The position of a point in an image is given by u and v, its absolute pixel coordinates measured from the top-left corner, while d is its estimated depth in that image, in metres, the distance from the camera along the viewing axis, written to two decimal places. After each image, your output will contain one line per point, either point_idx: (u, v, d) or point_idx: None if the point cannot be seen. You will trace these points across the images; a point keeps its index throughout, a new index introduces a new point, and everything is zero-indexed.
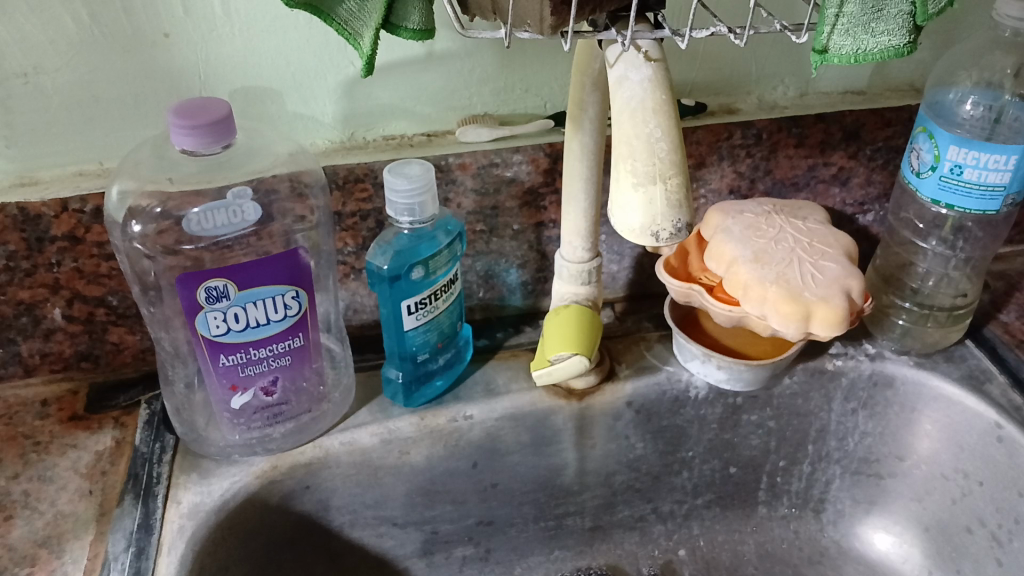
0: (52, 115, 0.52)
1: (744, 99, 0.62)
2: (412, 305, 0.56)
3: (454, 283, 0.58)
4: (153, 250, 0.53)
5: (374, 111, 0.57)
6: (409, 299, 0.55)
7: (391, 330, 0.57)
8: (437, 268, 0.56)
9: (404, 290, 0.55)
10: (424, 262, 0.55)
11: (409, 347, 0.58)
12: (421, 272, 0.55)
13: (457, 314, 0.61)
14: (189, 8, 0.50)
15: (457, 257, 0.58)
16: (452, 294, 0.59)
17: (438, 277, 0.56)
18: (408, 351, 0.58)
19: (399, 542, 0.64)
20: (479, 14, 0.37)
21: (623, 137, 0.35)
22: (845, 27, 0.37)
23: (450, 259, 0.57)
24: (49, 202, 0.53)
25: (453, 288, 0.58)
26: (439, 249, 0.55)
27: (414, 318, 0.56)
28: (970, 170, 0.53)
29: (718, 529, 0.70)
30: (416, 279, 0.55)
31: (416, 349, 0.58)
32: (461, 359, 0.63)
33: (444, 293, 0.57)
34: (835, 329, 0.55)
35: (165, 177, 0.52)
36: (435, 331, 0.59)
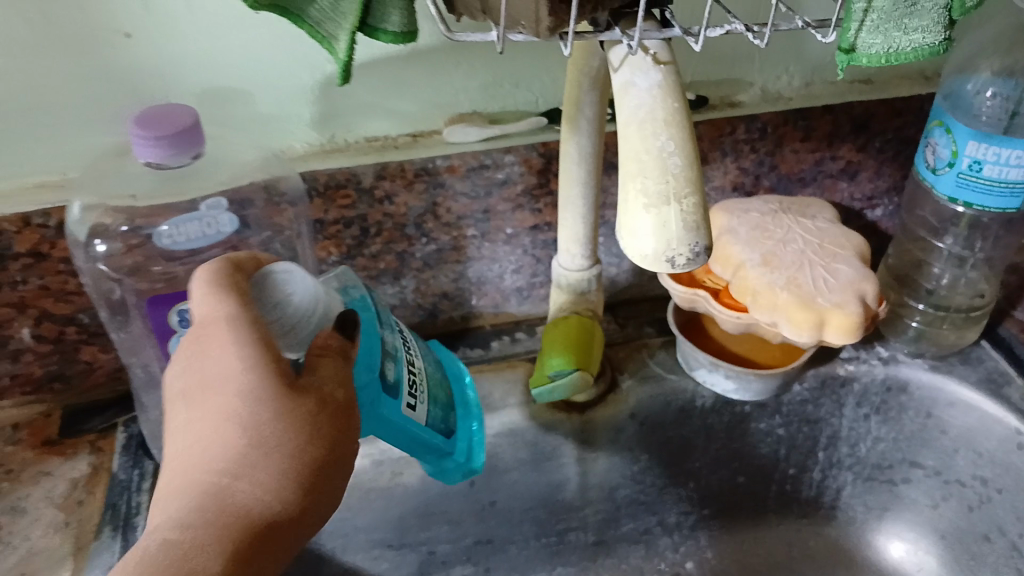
0: (7, 122, 0.48)
1: (746, 90, 0.58)
2: (412, 403, 0.46)
3: (401, 332, 0.48)
4: (118, 272, 0.52)
5: (354, 110, 0.53)
6: (405, 402, 0.46)
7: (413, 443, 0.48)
8: (390, 346, 0.46)
9: (386, 403, 0.44)
10: (391, 353, 0.45)
11: (439, 431, 0.50)
12: (393, 361, 0.45)
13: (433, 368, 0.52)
14: (149, 5, 0.45)
15: (378, 304, 0.47)
16: (416, 353, 0.49)
17: (395, 352, 0.46)
18: (444, 439, 0.51)
19: (394, 566, 0.59)
20: (467, 14, 0.33)
21: (631, 153, 0.30)
22: (874, 25, 0.34)
23: (383, 326, 0.46)
24: (9, 217, 0.49)
25: (406, 339, 0.49)
26: (371, 325, 0.44)
27: (418, 410, 0.47)
28: (990, 166, 0.49)
29: (727, 542, 0.65)
30: (388, 384, 0.44)
31: (445, 427, 0.51)
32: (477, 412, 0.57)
33: (419, 375, 0.48)
34: (850, 335, 0.52)
35: (127, 194, 0.50)
36: (440, 405, 0.51)
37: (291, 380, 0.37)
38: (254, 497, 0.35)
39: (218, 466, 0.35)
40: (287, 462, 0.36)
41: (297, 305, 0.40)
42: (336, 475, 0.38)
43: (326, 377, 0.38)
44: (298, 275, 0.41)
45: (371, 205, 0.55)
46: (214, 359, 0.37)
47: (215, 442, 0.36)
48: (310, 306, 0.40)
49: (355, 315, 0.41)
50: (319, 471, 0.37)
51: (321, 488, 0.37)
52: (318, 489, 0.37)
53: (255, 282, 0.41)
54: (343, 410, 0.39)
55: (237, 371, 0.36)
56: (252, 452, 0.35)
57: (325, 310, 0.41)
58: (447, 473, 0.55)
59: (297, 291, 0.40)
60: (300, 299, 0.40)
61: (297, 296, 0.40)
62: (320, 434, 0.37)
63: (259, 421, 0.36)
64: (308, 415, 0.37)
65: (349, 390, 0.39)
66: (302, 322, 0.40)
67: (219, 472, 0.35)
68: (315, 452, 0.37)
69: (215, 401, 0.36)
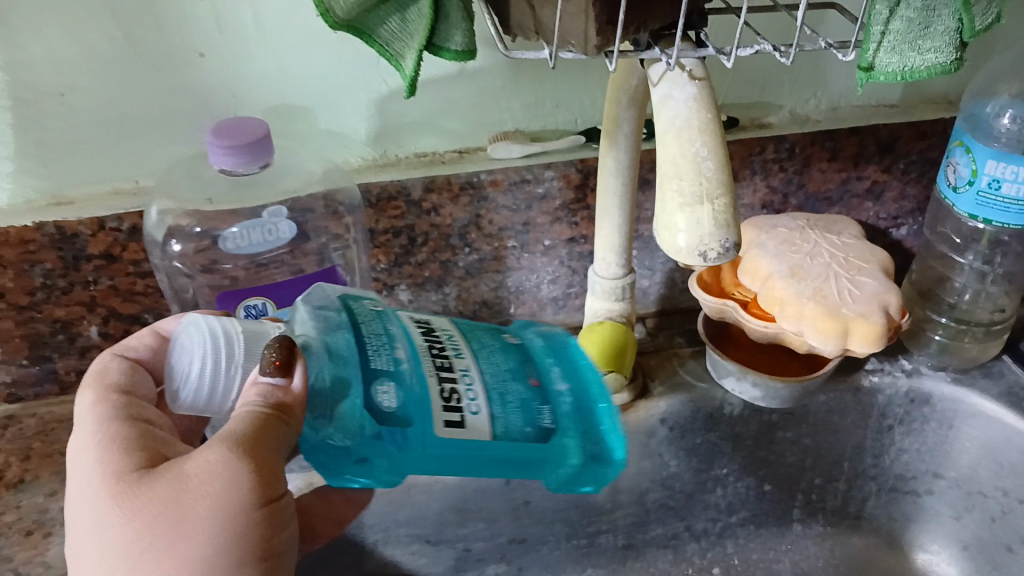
0: (87, 133, 0.52)
1: (775, 113, 0.61)
2: (461, 417, 0.38)
3: (437, 333, 0.42)
4: (191, 268, 0.56)
5: (406, 128, 0.57)
6: (438, 423, 0.38)
7: (513, 455, 0.40)
8: (380, 365, 0.38)
9: (398, 428, 0.38)
10: (370, 375, 0.38)
11: (540, 434, 0.41)
12: (388, 381, 0.38)
13: (522, 350, 0.45)
14: (223, 28, 0.49)
15: (378, 313, 0.42)
16: (471, 350, 0.42)
17: (419, 357, 0.40)
18: (547, 446, 0.42)
19: (431, 561, 0.63)
20: (521, 34, 0.37)
21: (669, 158, 0.33)
22: (891, 45, 0.37)
23: (388, 334, 0.40)
24: (86, 220, 0.53)
25: (449, 338, 0.42)
26: (364, 339, 0.39)
27: (480, 418, 0.39)
28: (1009, 185, 0.52)
29: (753, 548, 0.67)
30: (387, 410, 0.38)
31: (551, 423, 0.42)
32: (604, 400, 0.46)
33: (464, 379, 0.40)
34: (874, 345, 0.54)
35: (202, 198, 0.54)
36: (528, 407, 0.41)
37: (149, 476, 0.35)
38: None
39: (108, 575, 0.34)
40: (145, 570, 0.33)
41: (206, 375, 0.37)
42: (246, 551, 0.34)
43: (195, 468, 0.34)
44: (198, 336, 0.37)
45: (418, 216, 0.59)
46: (79, 464, 0.37)
47: (80, 556, 0.36)
48: (223, 360, 0.37)
49: (286, 340, 0.36)
50: (187, 566, 0.33)
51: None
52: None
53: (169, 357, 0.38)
54: (231, 485, 0.34)
55: (88, 481, 0.36)
56: (103, 564, 0.34)
57: (240, 352, 0.38)
58: (574, 489, 0.45)
59: (200, 357, 0.37)
60: (207, 364, 0.37)
61: (200, 366, 0.37)
62: (188, 525, 0.33)
63: (105, 532, 0.35)
64: (160, 510, 0.34)
65: (244, 460, 0.34)
66: (215, 393, 0.37)
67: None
68: (178, 549, 0.33)
69: (78, 514, 0.36)
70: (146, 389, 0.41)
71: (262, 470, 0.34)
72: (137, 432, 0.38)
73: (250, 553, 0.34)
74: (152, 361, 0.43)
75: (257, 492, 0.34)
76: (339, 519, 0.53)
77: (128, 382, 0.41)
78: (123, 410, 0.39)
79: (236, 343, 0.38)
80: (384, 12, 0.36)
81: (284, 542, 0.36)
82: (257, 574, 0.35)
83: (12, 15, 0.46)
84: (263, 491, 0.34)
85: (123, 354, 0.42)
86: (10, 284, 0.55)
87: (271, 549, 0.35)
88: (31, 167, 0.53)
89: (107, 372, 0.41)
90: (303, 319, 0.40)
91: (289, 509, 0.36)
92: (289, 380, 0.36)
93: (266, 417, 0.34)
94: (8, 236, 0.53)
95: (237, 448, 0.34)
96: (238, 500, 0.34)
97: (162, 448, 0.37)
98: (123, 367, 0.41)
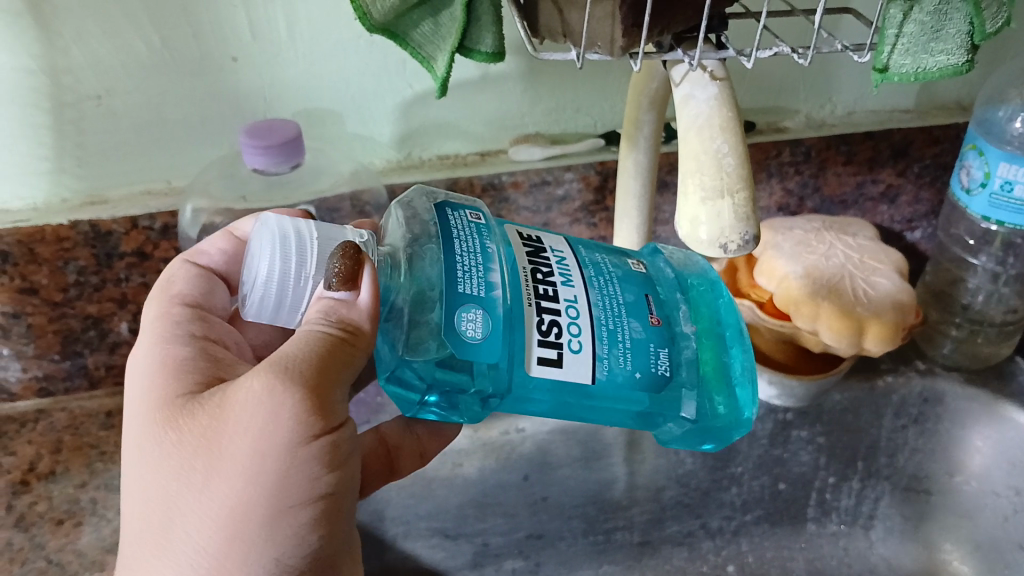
0: (124, 135, 0.54)
1: (791, 117, 0.63)
2: (557, 354, 0.37)
3: (546, 254, 0.40)
4: None
5: (430, 131, 0.59)
6: (529, 358, 0.36)
7: (617, 396, 0.39)
8: (469, 290, 0.36)
9: (483, 360, 0.36)
10: (457, 300, 0.36)
11: (651, 381, 0.39)
12: (476, 309, 0.36)
13: (645, 281, 0.42)
14: (256, 34, 0.51)
15: (477, 226, 0.39)
16: (582, 277, 0.39)
17: (517, 281, 0.38)
18: (658, 391, 0.40)
19: (451, 554, 0.64)
20: (548, 37, 0.38)
21: (691, 153, 0.35)
22: (905, 47, 0.38)
23: (484, 252, 0.37)
24: (119, 219, 0.55)
25: (559, 261, 0.40)
26: (455, 258, 0.36)
27: (582, 356, 0.37)
28: (1021, 187, 0.53)
29: (767, 546, 0.68)
30: (472, 342, 0.36)
31: (667, 370, 0.40)
32: (738, 345, 0.47)
33: (569, 309, 0.38)
34: (888, 343, 0.56)
35: (237, 196, 0.57)
36: (641, 350, 0.39)
37: (195, 404, 0.36)
38: (147, 543, 0.34)
39: (152, 488, 0.35)
40: (181, 496, 0.34)
41: (274, 278, 0.36)
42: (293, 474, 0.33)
43: (239, 397, 0.34)
44: (272, 238, 0.36)
45: None
46: (139, 381, 0.39)
47: (128, 484, 0.37)
48: (292, 263, 0.36)
49: (352, 250, 0.36)
50: (224, 498, 0.33)
51: (240, 516, 0.33)
52: (233, 519, 0.33)
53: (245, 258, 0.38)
54: (273, 417, 0.33)
55: (141, 407, 0.37)
56: (145, 492, 0.35)
57: (310, 258, 0.37)
58: (684, 436, 0.46)
59: (268, 257, 0.36)
60: (275, 266, 0.36)
61: (269, 267, 0.36)
62: (224, 452, 0.34)
63: (155, 447, 0.36)
64: (202, 438, 0.34)
65: (289, 390, 0.33)
66: (283, 298, 0.36)
67: (127, 517, 0.36)
68: (217, 479, 0.33)
69: (131, 441, 0.37)
70: (213, 301, 0.44)
71: (310, 400, 0.34)
72: (194, 353, 0.39)
73: (293, 493, 0.34)
74: (226, 271, 0.46)
75: (304, 427, 0.33)
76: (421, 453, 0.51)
77: (194, 292, 0.43)
78: (182, 317, 0.41)
79: (309, 246, 0.37)
80: (417, 16, 0.38)
81: (339, 484, 0.35)
82: (301, 515, 0.34)
83: (56, 20, 0.48)
84: (309, 423, 0.33)
85: (193, 260, 0.45)
86: (46, 281, 0.56)
87: (320, 492, 0.34)
88: (68, 166, 0.54)
89: (174, 281, 0.44)
90: (402, 232, 0.39)
91: (349, 447, 0.35)
92: (357, 294, 0.36)
93: (327, 340, 0.35)
94: (45, 233, 0.54)
95: (283, 375, 0.34)
96: (281, 434, 0.33)
97: (219, 375, 0.38)
98: (190, 275, 0.44)
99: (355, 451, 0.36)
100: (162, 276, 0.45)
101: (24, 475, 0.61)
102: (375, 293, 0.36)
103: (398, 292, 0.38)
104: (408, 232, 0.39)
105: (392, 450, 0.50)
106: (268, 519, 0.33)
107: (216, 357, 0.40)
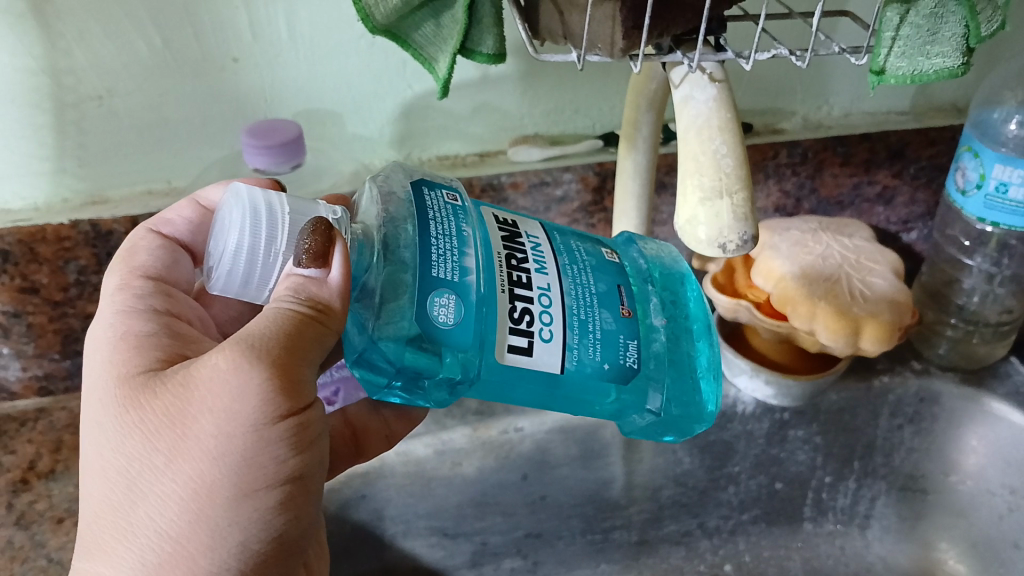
0: (124, 135, 0.54)
1: (789, 119, 0.63)
2: (527, 343, 0.37)
3: (522, 239, 0.40)
4: None
5: (430, 132, 0.59)
6: (499, 345, 0.37)
7: (584, 386, 0.40)
8: (443, 274, 0.36)
9: (454, 344, 0.36)
10: (431, 285, 0.35)
11: (620, 373, 0.40)
12: (450, 293, 0.36)
13: (619, 272, 0.42)
14: (258, 34, 0.51)
15: (454, 207, 0.39)
16: (556, 265, 0.40)
17: (492, 265, 0.38)
18: (625, 383, 0.41)
19: (450, 553, 0.64)
20: (549, 38, 0.38)
21: (690, 154, 0.36)
22: (901, 50, 0.39)
23: (460, 235, 0.37)
24: (120, 218, 0.55)
25: (534, 248, 0.40)
26: (431, 241, 0.36)
27: (552, 346, 0.38)
28: (1015, 189, 0.53)
29: (764, 545, 0.68)
30: (444, 327, 0.36)
31: (636, 363, 0.40)
32: (705, 339, 0.48)
33: (542, 299, 0.38)
34: (884, 343, 0.56)
35: None
36: (611, 342, 0.39)
37: (158, 381, 0.35)
38: (107, 520, 0.34)
39: (115, 469, 0.35)
40: (145, 476, 0.34)
41: (243, 250, 0.36)
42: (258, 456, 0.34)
43: (203, 375, 0.34)
44: (239, 212, 0.36)
45: None
46: (103, 357, 0.38)
47: (88, 460, 0.36)
48: (263, 237, 0.36)
49: (324, 226, 0.36)
50: (188, 476, 0.33)
51: (205, 494, 0.33)
52: (197, 497, 0.33)
53: (213, 229, 0.37)
54: (239, 396, 0.33)
55: (104, 382, 0.37)
56: (107, 468, 0.35)
57: (281, 237, 0.36)
58: (648, 429, 0.47)
59: (239, 229, 0.36)
60: (245, 238, 0.35)
61: (238, 239, 0.35)
62: (190, 433, 0.33)
63: (117, 427, 0.35)
64: (165, 416, 0.34)
65: (255, 369, 0.33)
66: (250, 272, 0.36)
67: (87, 493, 0.36)
68: (180, 457, 0.33)
69: (91, 417, 0.37)
70: (175, 272, 0.45)
71: (276, 380, 0.33)
72: (156, 328, 0.39)
73: (258, 473, 0.34)
74: (190, 241, 0.47)
75: (270, 407, 0.33)
76: (390, 435, 0.53)
77: (156, 265, 0.44)
78: (143, 288, 0.42)
79: (280, 220, 0.36)
80: (420, 17, 0.38)
81: (305, 465, 0.35)
82: (265, 494, 0.34)
83: (58, 21, 0.48)
84: (277, 405, 0.34)
85: (158, 229, 0.46)
86: (47, 280, 0.57)
87: (285, 472, 0.35)
88: (69, 166, 0.54)
89: (137, 251, 0.44)
90: (378, 210, 0.39)
91: (316, 427, 0.36)
92: (326, 271, 0.36)
93: (295, 319, 0.35)
94: (45, 233, 0.54)
95: (248, 354, 0.33)
96: (247, 413, 0.33)
97: (182, 351, 0.38)
98: (154, 245, 0.45)
99: (322, 432, 0.36)
100: (125, 244, 0.45)
101: (24, 474, 0.61)
102: (346, 271, 0.36)
103: (370, 271, 0.38)
104: (384, 211, 0.39)
105: (357, 432, 0.52)
106: (233, 498, 0.33)
107: (179, 333, 0.40)
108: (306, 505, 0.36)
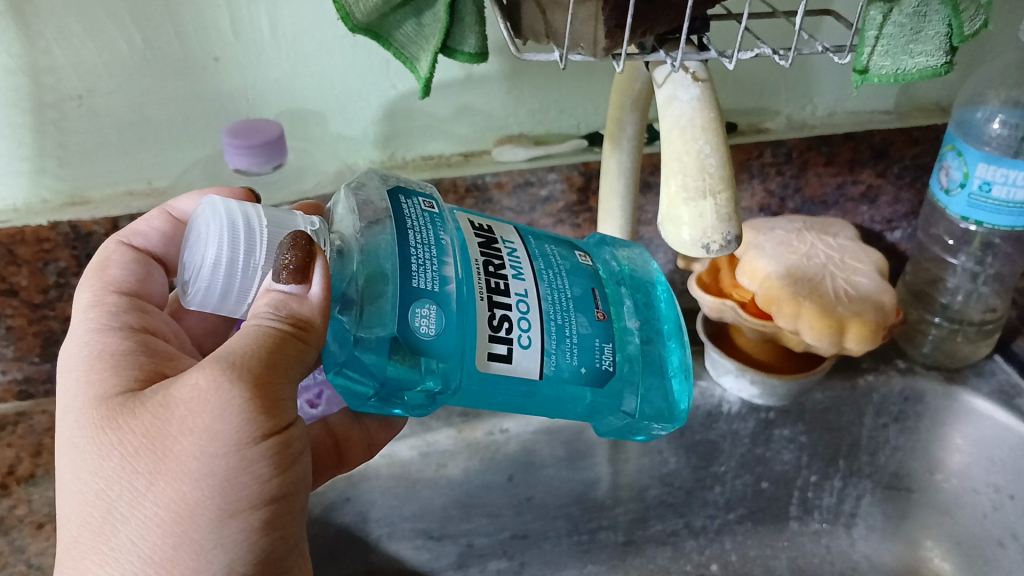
0: (106, 134, 0.53)
1: (773, 118, 0.63)
2: (507, 350, 0.37)
3: (498, 245, 0.39)
4: None
5: (415, 132, 0.59)
6: (480, 354, 0.36)
7: (561, 391, 0.39)
8: (423, 284, 0.35)
9: (434, 354, 0.36)
10: (411, 295, 0.35)
11: (595, 376, 0.40)
12: (430, 304, 0.35)
13: (593, 275, 0.42)
14: (239, 33, 0.51)
15: (431, 215, 0.39)
16: (532, 270, 0.39)
17: (470, 272, 0.37)
18: (600, 387, 0.40)
19: (435, 556, 0.64)
20: (531, 37, 0.38)
21: (674, 154, 0.36)
22: (885, 49, 0.39)
23: (439, 245, 0.37)
24: (100, 219, 0.54)
25: (511, 253, 0.39)
26: (410, 251, 0.36)
27: (530, 353, 0.37)
28: (999, 187, 0.54)
29: (750, 545, 0.68)
30: (426, 337, 0.35)
31: (612, 365, 0.40)
32: (675, 339, 0.47)
33: (519, 305, 0.38)
34: (868, 342, 0.56)
35: None
36: (587, 346, 0.39)
37: (136, 402, 0.35)
38: (87, 545, 0.34)
39: (93, 493, 0.34)
40: (125, 501, 0.33)
41: (221, 264, 0.35)
42: (243, 476, 0.33)
43: (182, 395, 0.33)
44: (215, 224, 0.35)
45: None
46: (77, 377, 0.38)
47: (65, 483, 0.36)
48: (241, 251, 0.35)
49: (304, 241, 0.35)
50: (170, 499, 0.33)
51: (188, 516, 0.33)
52: (181, 519, 0.33)
53: (188, 239, 0.37)
54: (221, 416, 0.33)
55: (79, 402, 0.37)
56: (85, 492, 0.34)
57: (260, 250, 0.36)
58: (621, 430, 0.47)
59: (217, 242, 0.35)
60: (223, 251, 0.35)
61: (216, 252, 0.35)
62: (171, 456, 0.33)
63: (92, 449, 0.35)
64: (145, 437, 0.33)
65: (235, 389, 0.33)
66: (228, 286, 0.35)
67: (65, 518, 0.35)
68: (161, 480, 0.33)
69: (65, 438, 0.36)
70: (149, 287, 0.44)
71: (256, 400, 0.33)
72: (130, 346, 0.39)
73: (242, 493, 0.34)
74: (163, 253, 0.46)
75: (252, 426, 0.33)
76: (371, 445, 0.53)
77: (128, 279, 0.43)
78: (116, 306, 0.41)
79: (257, 235, 0.36)
80: (401, 15, 0.38)
81: (286, 483, 0.35)
82: (248, 515, 0.34)
83: (38, 20, 0.47)
84: (259, 425, 0.33)
85: (128, 242, 0.45)
86: (26, 282, 0.56)
87: (268, 491, 0.35)
88: (50, 167, 0.54)
89: (108, 266, 0.44)
90: (353, 220, 0.38)
91: (297, 445, 0.35)
92: (304, 287, 0.35)
93: (273, 336, 0.34)
94: (25, 234, 0.54)
95: (229, 373, 0.33)
96: (229, 434, 0.33)
97: (159, 369, 0.38)
98: (126, 259, 0.44)
99: (303, 449, 0.36)
100: (95, 258, 0.45)
101: (4, 478, 0.60)
102: (326, 285, 0.35)
103: (350, 282, 0.37)
104: (360, 216, 0.38)
105: (339, 441, 0.52)
106: (217, 518, 0.33)
107: (155, 350, 0.39)
108: (290, 523, 0.36)
